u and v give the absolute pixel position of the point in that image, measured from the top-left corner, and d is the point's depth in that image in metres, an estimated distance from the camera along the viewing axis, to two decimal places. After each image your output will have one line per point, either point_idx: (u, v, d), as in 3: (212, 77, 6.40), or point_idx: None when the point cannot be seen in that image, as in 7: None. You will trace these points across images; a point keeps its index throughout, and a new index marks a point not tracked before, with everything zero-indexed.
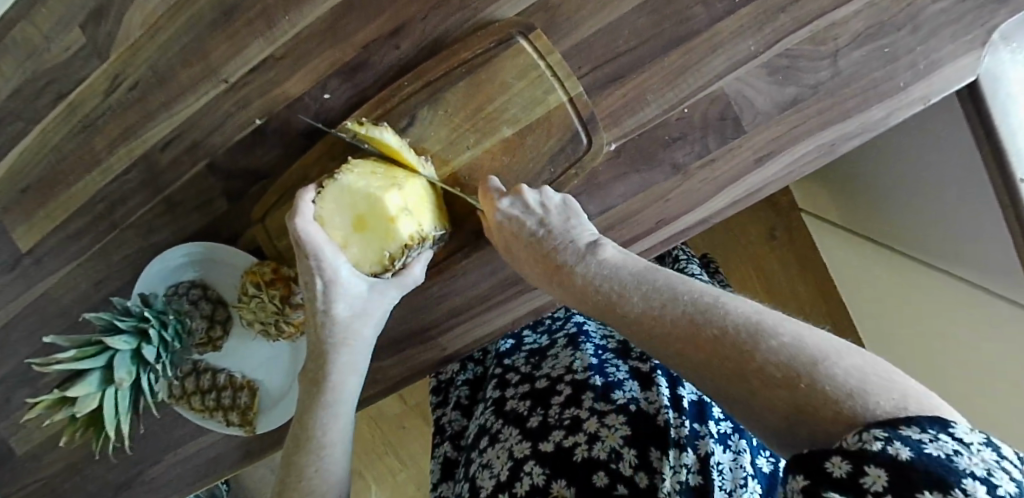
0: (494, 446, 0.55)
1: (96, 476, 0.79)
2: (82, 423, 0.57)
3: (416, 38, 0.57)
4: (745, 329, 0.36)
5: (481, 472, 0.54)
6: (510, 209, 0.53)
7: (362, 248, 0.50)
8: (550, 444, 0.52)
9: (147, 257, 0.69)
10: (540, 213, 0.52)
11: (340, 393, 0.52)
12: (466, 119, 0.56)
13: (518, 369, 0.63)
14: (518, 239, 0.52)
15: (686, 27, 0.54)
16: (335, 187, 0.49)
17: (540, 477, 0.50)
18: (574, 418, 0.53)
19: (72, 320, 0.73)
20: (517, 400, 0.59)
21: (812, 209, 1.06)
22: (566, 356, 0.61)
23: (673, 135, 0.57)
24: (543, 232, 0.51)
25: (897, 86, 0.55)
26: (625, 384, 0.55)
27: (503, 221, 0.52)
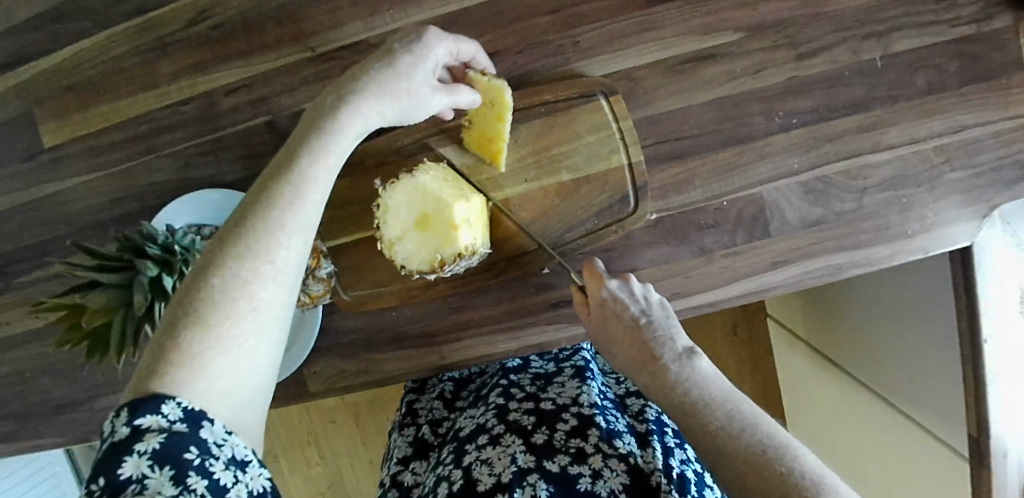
0: (495, 447, 0.58)
1: (44, 391, 0.77)
2: (82, 334, 0.56)
3: (504, 68, 0.61)
4: (809, 480, 0.36)
5: (480, 467, 0.57)
6: (617, 290, 0.54)
7: (417, 240, 0.52)
8: (554, 465, 0.55)
9: (173, 190, 0.69)
10: (642, 303, 0.54)
11: (290, 237, 0.40)
12: (531, 154, 0.60)
13: (524, 387, 0.66)
14: (617, 319, 0.52)
15: (744, 131, 0.61)
16: (410, 182, 0.51)
17: (543, 492, 0.53)
18: (580, 449, 0.57)
19: (74, 229, 0.72)
20: (521, 413, 0.62)
21: (777, 315, 1.14)
22: (572, 388, 0.65)
23: (708, 221, 0.62)
24: (643, 319, 0.52)
25: (906, 233, 0.62)
26: (625, 436, 0.59)
27: (608, 298, 0.54)
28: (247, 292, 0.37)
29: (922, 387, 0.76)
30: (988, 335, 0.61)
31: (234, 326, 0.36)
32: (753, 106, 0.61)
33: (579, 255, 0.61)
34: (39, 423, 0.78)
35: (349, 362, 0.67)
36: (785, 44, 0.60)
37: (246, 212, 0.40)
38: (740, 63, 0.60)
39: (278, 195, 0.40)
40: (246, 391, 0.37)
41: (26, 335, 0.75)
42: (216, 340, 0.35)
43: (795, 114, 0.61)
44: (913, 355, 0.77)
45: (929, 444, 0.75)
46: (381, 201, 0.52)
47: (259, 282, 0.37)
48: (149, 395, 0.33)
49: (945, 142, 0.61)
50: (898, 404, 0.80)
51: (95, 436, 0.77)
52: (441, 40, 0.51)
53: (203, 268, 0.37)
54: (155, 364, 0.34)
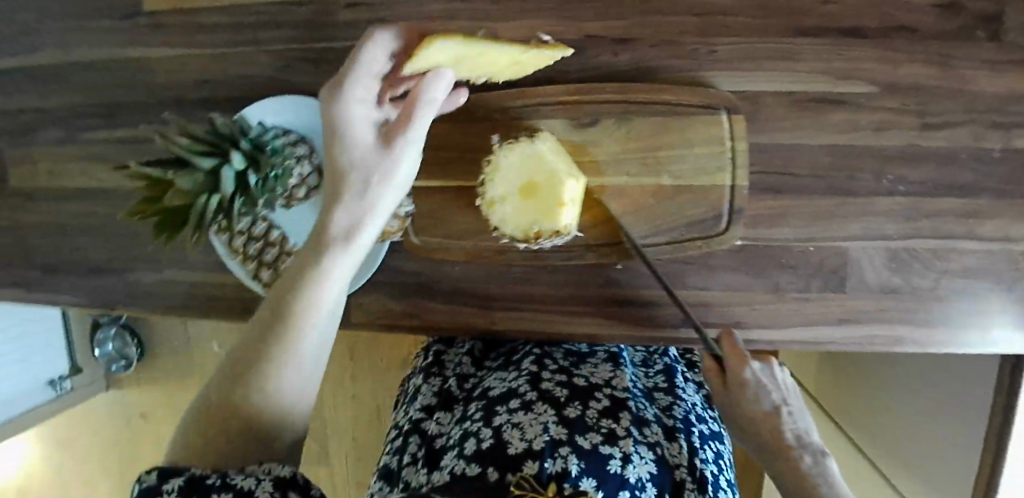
0: (527, 413, 0.56)
1: (82, 251, 0.76)
2: (151, 209, 0.55)
3: (636, 57, 0.59)
4: None
5: (511, 430, 0.54)
6: (760, 374, 0.54)
7: (526, 214, 0.52)
8: (587, 442, 0.53)
9: (266, 88, 0.67)
10: (779, 387, 0.54)
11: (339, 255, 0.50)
12: (638, 150, 0.59)
13: (556, 360, 0.65)
14: (756, 402, 0.53)
15: (850, 184, 0.60)
16: (528, 147, 0.51)
17: (573, 467, 0.50)
18: (611, 430, 0.55)
19: (155, 101, 0.70)
20: (553, 385, 0.60)
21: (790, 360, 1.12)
22: (606, 369, 0.65)
23: (789, 262, 0.61)
24: (781, 408, 0.53)
25: (978, 325, 0.62)
26: (653, 425, 0.59)
27: (750, 378, 0.53)
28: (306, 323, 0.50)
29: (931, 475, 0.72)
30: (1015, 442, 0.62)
31: (302, 349, 0.50)
32: (866, 162, 0.60)
33: (655, 259, 0.61)
34: (70, 281, 0.77)
35: (399, 303, 0.67)
36: (914, 110, 0.59)
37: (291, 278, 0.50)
38: (866, 116, 0.60)
39: (328, 212, 0.50)
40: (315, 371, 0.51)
41: (82, 193, 0.75)
42: (288, 358, 0.49)
43: (903, 181, 0.60)
44: (930, 440, 0.73)
45: None
46: (493, 158, 0.53)
47: (314, 315, 0.50)
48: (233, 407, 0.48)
49: None
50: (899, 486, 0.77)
51: (122, 308, 0.76)
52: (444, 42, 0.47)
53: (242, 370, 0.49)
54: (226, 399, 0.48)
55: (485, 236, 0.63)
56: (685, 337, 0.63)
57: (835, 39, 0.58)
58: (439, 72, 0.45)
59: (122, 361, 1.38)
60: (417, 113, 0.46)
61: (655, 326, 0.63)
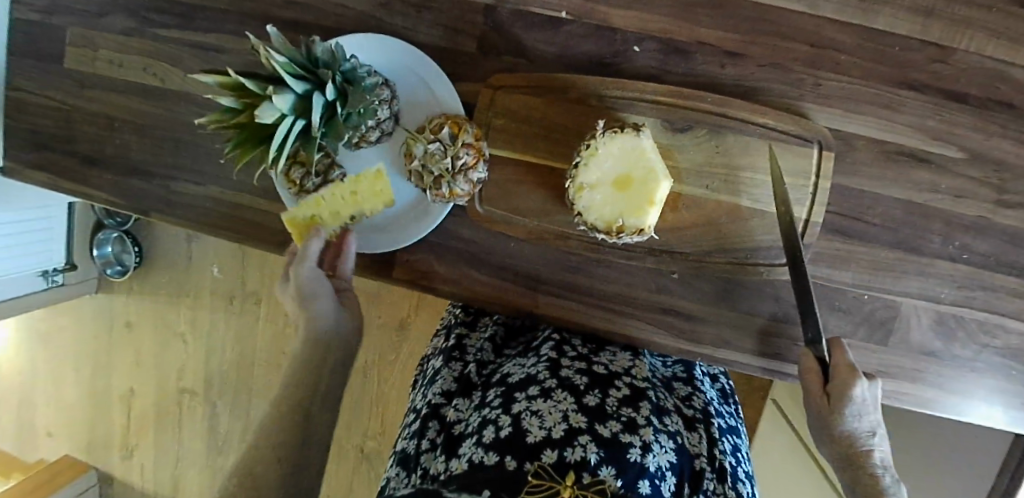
0: (546, 400, 0.54)
1: (128, 147, 0.74)
2: (233, 121, 0.53)
3: (739, 73, 0.59)
4: None
5: (530, 417, 0.52)
6: (868, 398, 0.51)
7: (616, 203, 0.51)
8: (606, 430, 0.51)
9: (358, 23, 0.65)
10: (875, 406, 0.51)
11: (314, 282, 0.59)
12: (724, 165, 0.59)
13: (575, 346, 0.63)
14: (854, 419, 0.51)
15: (917, 243, 0.61)
16: (633, 141, 0.50)
17: (593, 455, 0.48)
18: (630, 420, 0.54)
19: (239, 11, 0.68)
20: (573, 371, 0.59)
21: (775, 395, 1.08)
22: (625, 359, 0.64)
23: (840, 305, 0.62)
24: (871, 430, 0.51)
25: (1003, 403, 0.63)
26: (671, 416, 0.59)
27: (862, 396, 0.50)
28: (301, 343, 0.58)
29: None
30: None
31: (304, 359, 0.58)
32: (938, 224, 0.61)
33: (711, 276, 0.61)
34: (108, 176, 0.75)
35: (445, 267, 0.66)
36: (994, 184, 0.60)
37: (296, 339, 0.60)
38: (948, 180, 0.60)
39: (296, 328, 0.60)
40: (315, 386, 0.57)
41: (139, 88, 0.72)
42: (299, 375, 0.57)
43: (967, 250, 0.61)
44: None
45: None
46: (594, 144, 0.51)
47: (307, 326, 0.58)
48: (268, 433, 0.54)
49: None
50: None
51: (154, 214, 0.74)
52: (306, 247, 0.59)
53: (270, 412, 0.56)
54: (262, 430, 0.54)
55: (548, 218, 0.63)
56: (722, 356, 0.63)
57: (939, 99, 0.59)
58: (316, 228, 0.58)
59: (117, 266, 1.37)
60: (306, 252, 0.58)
61: (695, 342, 0.63)
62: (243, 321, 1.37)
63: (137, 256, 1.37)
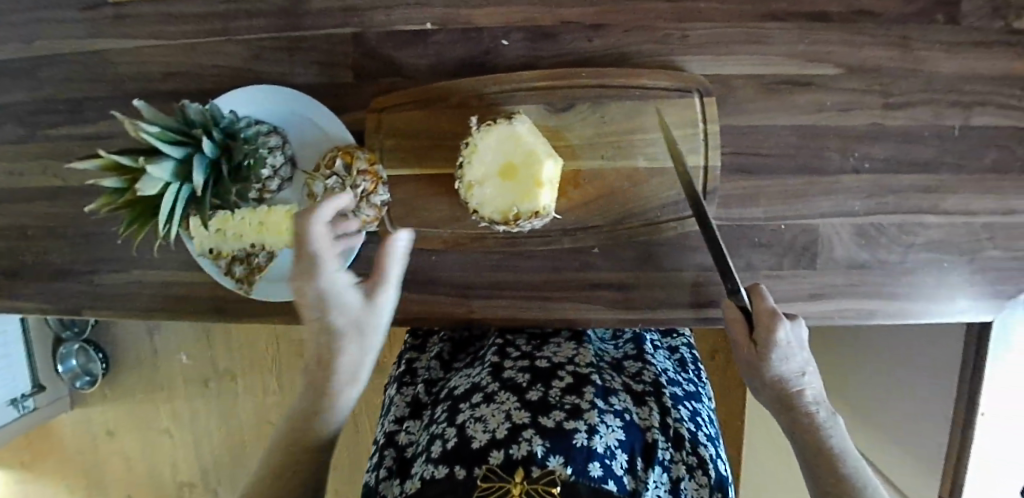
0: (488, 404, 0.55)
1: (44, 252, 0.73)
2: (122, 201, 0.52)
3: (608, 42, 0.60)
4: None
5: (474, 424, 0.52)
6: (788, 338, 0.51)
7: (503, 195, 0.54)
8: (550, 421, 0.51)
9: (238, 80, 0.66)
10: (800, 348, 0.52)
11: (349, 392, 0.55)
12: (614, 133, 0.60)
13: (519, 346, 0.65)
14: (781, 363, 0.51)
15: (818, 163, 0.62)
16: (507, 129, 0.53)
17: (538, 447, 0.48)
18: (575, 407, 0.54)
19: (122, 93, 0.68)
20: (516, 371, 0.60)
21: None
22: (568, 348, 0.65)
23: (760, 240, 0.63)
24: (800, 373, 0.52)
25: (936, 296, 0.65)
26: (619, 395, 0.59)
27: (783, 339, 0.51)
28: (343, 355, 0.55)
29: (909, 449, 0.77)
30: (985, 409, 0.67)
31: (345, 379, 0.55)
32: (834, 141, 0.62)
33: (630, 241, 0.62)
34: (31, 284, 0.74)
35: None
36: (877, 90, 0.61)
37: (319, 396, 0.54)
38: (833, 96, 0.61)
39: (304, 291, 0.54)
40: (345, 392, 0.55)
41: (42, 192, 0.72)
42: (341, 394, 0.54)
43: (868, 159, 0.63)
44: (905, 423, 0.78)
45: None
46: (472, 141, 0.54)
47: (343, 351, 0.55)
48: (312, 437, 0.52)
49: (994, 220, 0.64)
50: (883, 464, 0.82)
51: (87, 311, 0.74)
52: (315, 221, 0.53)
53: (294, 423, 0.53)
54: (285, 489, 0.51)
55: (462, 224, 0.63)
56: (661, 317, 0.64)
57: (804, 23, 0.60)
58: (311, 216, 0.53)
59: (86, 377, 1.35)
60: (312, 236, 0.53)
61: (632, 309, 0.64)
62: (223, 400, 1.36)
63: (104, 363, 1.35)
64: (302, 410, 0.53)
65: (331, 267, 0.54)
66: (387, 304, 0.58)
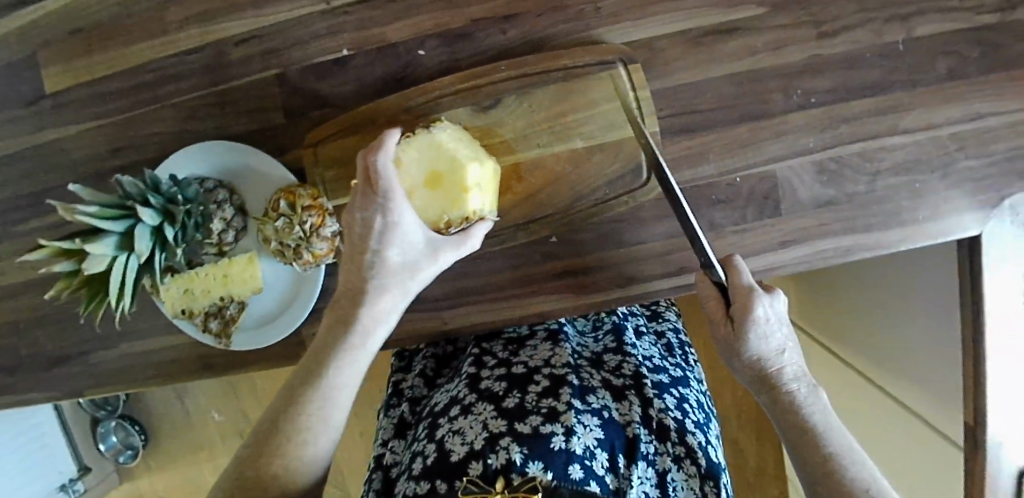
0: (466, 416, 0.56)
1: (37, 342, 0.75)
2: (77, 281, 0.54)
3: (523, 30, 0.59)
4: None
5: (452, 438, 0.53)
6: (767, 316, 0.52)
7: (437, 204, 0.53)
8: (527, 426, 0.52)
9: (180, 143, 0.67)
10: (782, 324, 0.53)
11: (326, 428, 0.50)
12: (546, 120, 0.59)
13: (496, 354, 0.67)
14: (760, 340, 0.52)
15: (763, 108, 0.60)
16: (427, 140, 0.53)
17: (517, 455, 0.48)
18: (552, 409, 0.54)
19: (76, 176, 0.70)
20: (493, 380, 0.61)
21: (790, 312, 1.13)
22: (545, 349, 0.66)
23: (719, 197, 0.62)
24: (781, 348, 0.53)
25: (914, 219, 0.62)
26: (597, 392, 0.59)
27: (763, 317, 0.52)
28: (361, 336, 0.52)
29: (918, 372, 0.77)
30: (992, 324, 0.63)
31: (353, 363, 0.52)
32: (773, 82, 0.60)
33: (585, 224, 0.62)
34: (32, 376, 0.76)
35: None
36: (808, 21, 0.59)
37: (310, 370, 0.51)
38: (763, 37, 0.59)
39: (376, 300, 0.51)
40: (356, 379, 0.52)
41: (24, 286, 0.73)
42: (329, 394, 0.51)
43: (813, 93, 0.60)
44: (906, 349, 0.78)
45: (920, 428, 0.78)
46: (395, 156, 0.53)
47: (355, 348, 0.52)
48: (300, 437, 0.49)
49: (961, 130, 0.61)
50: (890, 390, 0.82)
51: (87, 392, 0.75)
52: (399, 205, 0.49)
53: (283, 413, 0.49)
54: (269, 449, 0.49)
55: None
56: (634, 293, 0.63)
57: None
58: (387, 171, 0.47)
59: (128, 451, 1.39)
60: (396, 209, 0.49)
61: (603, 291, 0.63)
62: None
63: (143, 436, 1.39)
64: (291, 384, 0.51)
65: (397, 210, 0.49)
66: (431, 271, 0.53)
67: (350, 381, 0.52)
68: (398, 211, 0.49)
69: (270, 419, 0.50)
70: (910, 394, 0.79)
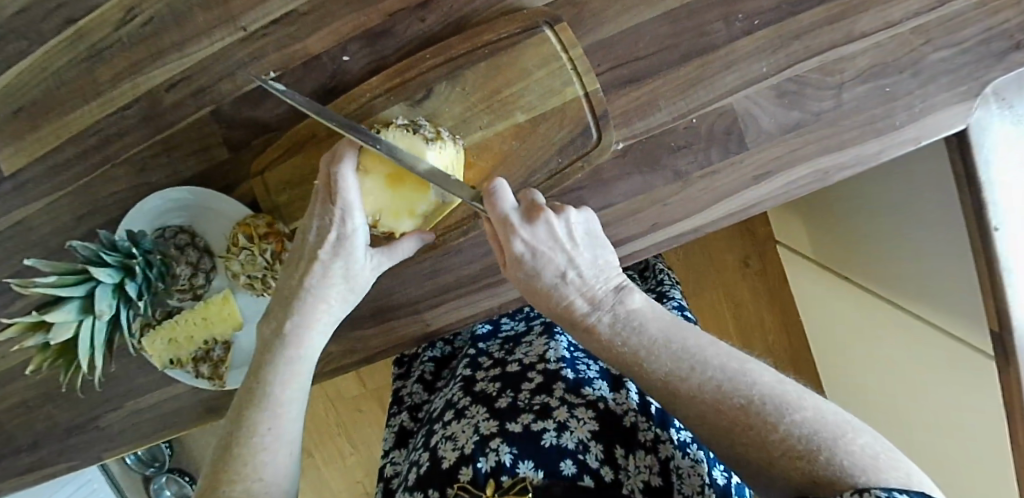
0: (460, 421, 0.58)
1: (48, 417, 0.75)
2: (53, 353, 0.56)
3: (442, 15, 0.57)
4: (769, 400, 0.38)
5: (445, 443, 0.56)
6: (533, 240, 0.46)
7: (378, 197, 0.53)
8: (517, 425, 0.54)
9: (136, 199, 0.65)
10: (567, 246, 0.47)
11: (278, 450, 0.50)
12: (483, 100, 0.57)
13: (491, 354, 0.68)
14: (539, 277, 0.47)
15: (704, 41, 0.57)
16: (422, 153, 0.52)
17: (506, 456, 0.50)
18: (544, 405, 0.56)
19: (42, 256, 0.67)
20: (486, 381, 0.63)
21: (798, 249, 1.14)
22: (540, 345, 0.66)
23: (679, 143, 0.59)
24: (571, 274, 0.46)
25: (893, 125, 0.58)
26: (595, 382, 0.59)
27: (526, 250, 0.46)
28: (295, 345, 0.52)
29: (932, 283, 0.75)
30: (999, 222, 0.58)
31: (297, 371, 0.53)
32: (712, 12, 0.56)
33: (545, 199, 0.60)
34: (52, 448, 0.77)
35: (335, 344, 0.68)
36: None
37: (251, 391, 0.52)
38: None
39: (308, 310, 0.52)
40: (302, 390, 0.53)
41: (15, 369, 0.73)
42: (272, 408, 0.51)
43: (756, 16, 0.56)
44: (909, 265, 0.78)
45: (939, 351, 0.77)
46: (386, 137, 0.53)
47: (294, 361, 0.52)
48: (252, 453, 0.49)
49: (922, 22, 0.56)
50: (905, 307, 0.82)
51: (109, 452, 0.76)
52: (349, 212, 0.50)
53: (235, 438, 0.50)
54: (218, 475, 0.48)
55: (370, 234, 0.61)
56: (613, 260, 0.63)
57: None
58: (342, 176, 0.49)
59: None
60: (349, 218, 0.50)
61: None
62: (307, 479, 1.40)
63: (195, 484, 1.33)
64: (236, 406, 0.51)
65: (352, 219, 0.50)
66: (367, 279, 0.55)
67: (295, 399, 0.52)
68: (353, 218, 0.50)
69: (223, 443, 0.50)
70: (927, 310, 0.77)
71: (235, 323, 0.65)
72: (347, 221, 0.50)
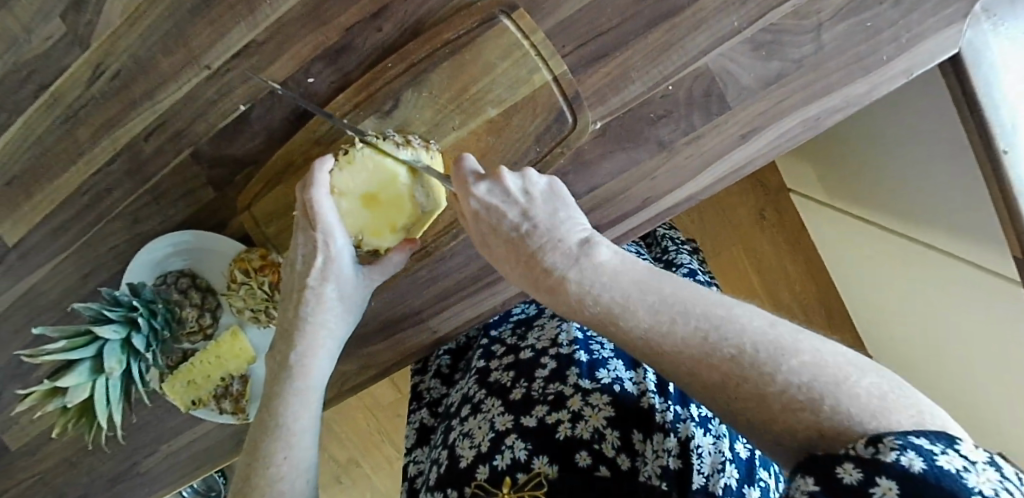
0: (476, 416, 0.58)
1: (90, 470, 0.77)
2: (75, 413, 0.58)
3: (398, 21, 0.56)
4: (762, 347, 0.33)
5: (463, 441, 0.57)
6: (487, 197, 0.47)
7: (358, 218, 0.54)
8: (532, 419, 0.54)
9: (135, 249, 0.66)
10: (521, 200, 0.47)
11: (294, 478, 0.51)
12: (451, 100, 0.57)
13: (504, 341, 0.67)
14: (494, 231, 0.47)
15: (670, 4, 0.54)
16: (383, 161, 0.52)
17: (521, 451, 0.51)
18: (558, 395, 0.55)
19: (59, 319, 0.69)
20: (500, 372, 0.62)
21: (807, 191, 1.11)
22: (552, 328, 0.64)
23: (658, 113, 0.58)
24: (527, 226, 0.46)
25: (879, 60, 0.55)
26: (609, 363, 0.58)
27: (479, 207, 0.47)
28: (304, 374, 0.53)
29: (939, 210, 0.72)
30: (1007, 144, 0.54)
31: (310, 400, 0.53)
32: None
33: None
34: None
35: (349, 362, 0.68)
36: None
37: (264, 422, 0.52)
38: None
39: (308, 337, 0.52)
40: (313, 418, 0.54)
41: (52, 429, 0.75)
42: (285, 438, 0.51)
43: None
44: (914, 195, 0.76)
45: (963, 281, 0.74)
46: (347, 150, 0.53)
47: (300, 393, 0.53)
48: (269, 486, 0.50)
49: None
50: (919, 237, 0.79)
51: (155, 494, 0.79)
52: (327, 233, 0.51)
53: (249, 474, 0.50)
54: None
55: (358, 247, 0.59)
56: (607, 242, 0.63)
57: None
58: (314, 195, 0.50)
59: None
60: (331, 238, 0.51)
61: None
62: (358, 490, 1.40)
63: None
64: (252, 437, 0.52)
65: (335, 242, 0.51)
66: (361, 298, 0.55)
67: (305, 427, 0.53)
68: (326, 235, 0.51)
69: (243, 473, 0.51)
70: (940, 236, 0.75)
71: (249, 360, 0.66)
72: (329, 243, 0.51)
